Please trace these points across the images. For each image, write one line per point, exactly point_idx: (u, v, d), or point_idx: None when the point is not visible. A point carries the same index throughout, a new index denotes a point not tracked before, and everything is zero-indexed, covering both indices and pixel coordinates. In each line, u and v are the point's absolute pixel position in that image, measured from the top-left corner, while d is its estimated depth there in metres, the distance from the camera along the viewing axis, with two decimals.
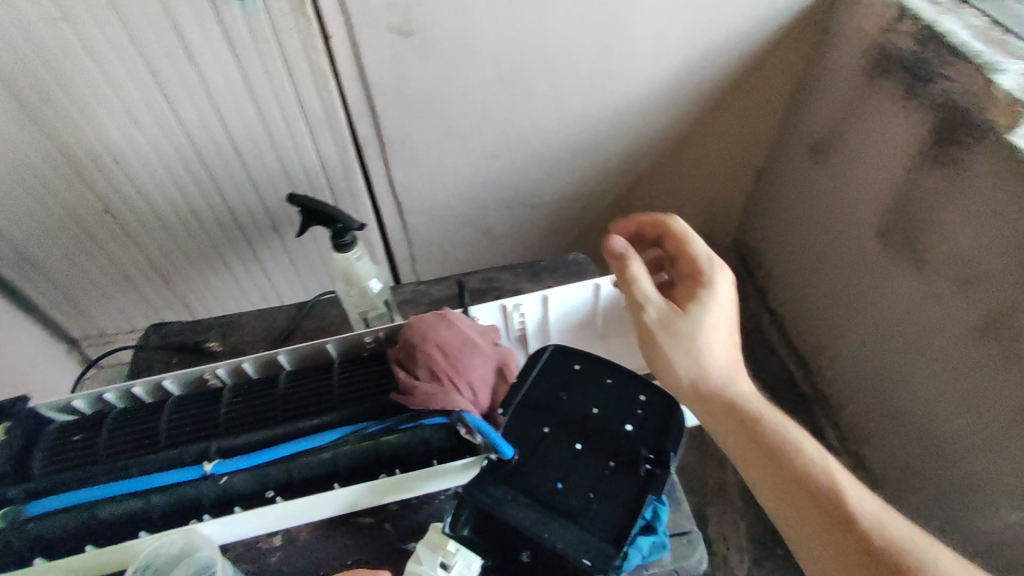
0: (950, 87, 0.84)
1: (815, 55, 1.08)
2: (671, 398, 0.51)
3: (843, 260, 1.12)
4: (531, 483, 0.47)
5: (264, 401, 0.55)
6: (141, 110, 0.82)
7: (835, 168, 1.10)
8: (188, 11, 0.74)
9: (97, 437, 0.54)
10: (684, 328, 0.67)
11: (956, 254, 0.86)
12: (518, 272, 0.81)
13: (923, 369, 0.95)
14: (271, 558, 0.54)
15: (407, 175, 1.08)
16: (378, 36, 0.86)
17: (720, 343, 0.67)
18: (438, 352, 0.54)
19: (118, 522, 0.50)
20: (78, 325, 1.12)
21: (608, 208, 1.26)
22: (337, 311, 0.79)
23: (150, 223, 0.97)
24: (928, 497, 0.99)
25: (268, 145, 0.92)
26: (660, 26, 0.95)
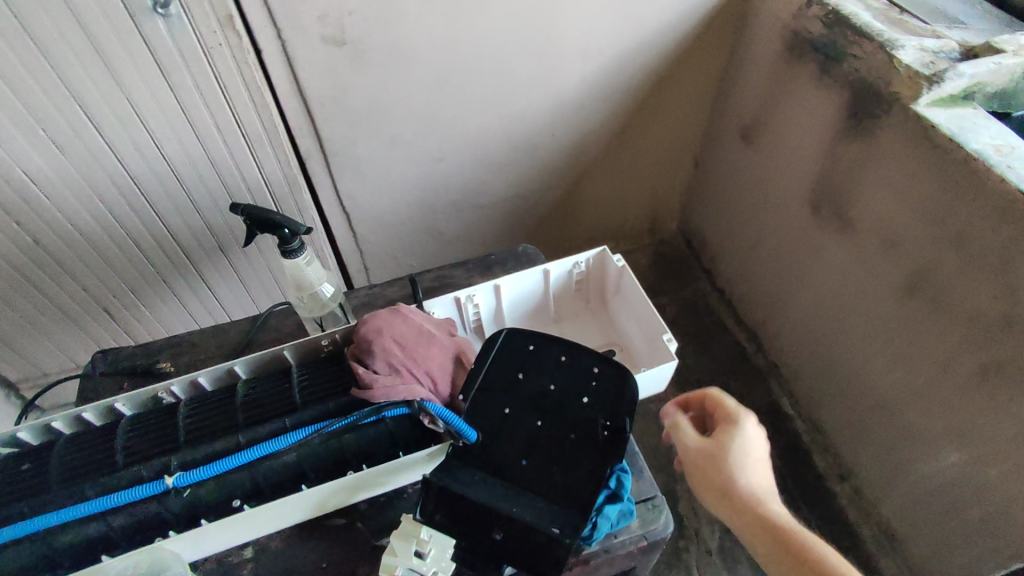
0: (858, 64, 0.91)
1: (736, 44, 1.14)
2: (621, 367, 0.54)
3: (779, 235, 1.18)
4: (498, 462, 0.50)
5: (224, 411, 0.55)
6: (68, 137, 0.79)
7: (763, 148, 1.16)
8: (111, 34, 0.72)
9: (48, 464, 0.52)
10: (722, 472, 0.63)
11: (877, 219, 0.93)
12: (470, 268, 0.82)
13: (859, 330, 1.02)
14: (243, 570, 0.54)
15: (353, 184, 1.08)
16: (312, 47, 0.86)
17: (757, 467, 0.64)
18: (396, 345, 0.56)
19: (80, 546, 0.49)
20: (16, 367, 1.06)
21: (555, 203, 1.30)
22: (292, 320, 0.79)
23: (87, 254, 0.93)
24: (875, 449, 1.05)
25: (208, 165, 0.90)
26: (588, 24, 0.98)
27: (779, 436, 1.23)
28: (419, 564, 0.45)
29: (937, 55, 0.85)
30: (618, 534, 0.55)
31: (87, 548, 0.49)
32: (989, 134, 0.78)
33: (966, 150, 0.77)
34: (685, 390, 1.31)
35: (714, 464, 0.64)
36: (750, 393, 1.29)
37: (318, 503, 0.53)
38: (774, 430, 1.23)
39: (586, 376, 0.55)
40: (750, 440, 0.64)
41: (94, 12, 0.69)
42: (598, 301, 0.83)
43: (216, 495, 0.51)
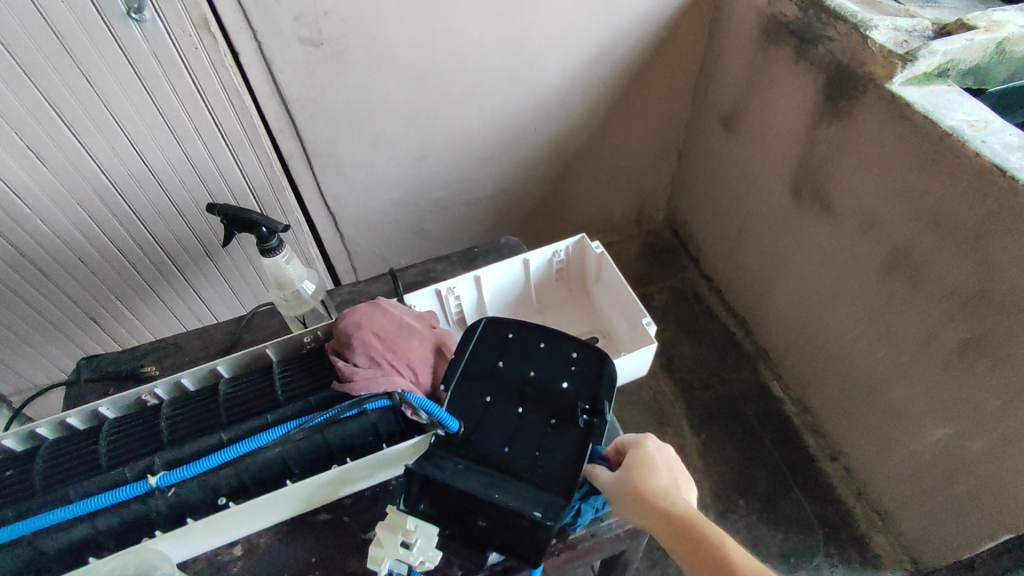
0: (833, 46, 0.91)
1: (714, 30, 1.14)
2: (600, 352, 0.55)
3: (763, 220, 1.19)
4: (481, 450, 0.51)
5: (206, 410, 0.55)
6: (45, 145, 0.78)
7: (745, 134, 1.17)
8: (84, 40, 0.71)
9: (31, 470, 0.52)
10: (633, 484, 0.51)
11: (858, 200, 0.94)
12: (453, 261, 0.82)
13: (844, 311, 1.03)
14: (233, 568, 0.55)
15: (336, 185, 1.08)
16: (289, 47, 0.86)
17: (667, 474, 0.53)
18: (375, 339, 0.57)
19: (67, 549, 0.49)
20: (5, 380, 1.06)
21: (541, 197, 1.30)
22: (276, 320, 0.79)
23: (71, 263, 0.93)
24: (864, 428, 1.06)
25: (188, 169, 0.90)
26: (566, 16, 0.98)
27: (770, 420, 1.23)
28: (406, 555, 0.46)
29: (911, 34, 0.86)
30: (605, 517, 0.57)
31: (74, 550, 0.50)
32: (963, 111, 0.79)
33: (942, 127, 0.77)
34: (676, 378, 1.31)
35: (632, 489, 0.51)
36: (740, 378, 1.30)
37: (304, 498, 0.54)
38: (765, 414, 1.24)
39: (565, 362, 0.56)
40: (658, 453, 0.54)
41: (66, 18, 0.69)
42: (580, 288, 0.84)
43: (201, 494, 0.51)
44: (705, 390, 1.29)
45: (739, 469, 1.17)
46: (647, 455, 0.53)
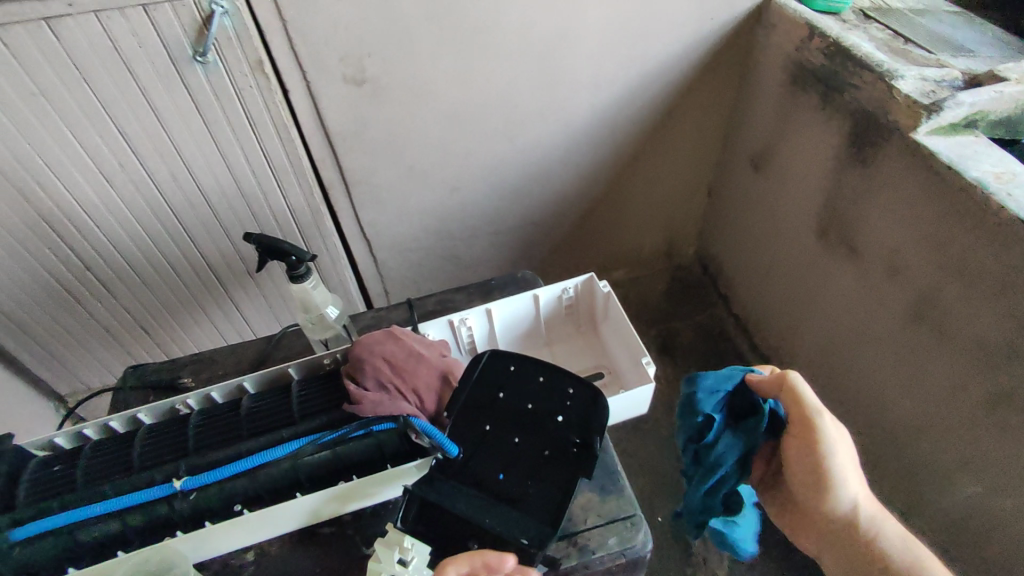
0: (859, 93, 0.92)
1: (744, 74, 1.16)
2: (595, 388, 0.58)
3: (791, 261, 1.18)
4: (477, 475, 0.54)
5: (230, 421, 0.60)
6: (114, 169, 0.87)
7: (773, 175, 1.18)
8: (152, 75, 0.79)
9: (74, 466, 0.57)
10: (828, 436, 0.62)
11: (883, 245, 0.93)
12: (472, 292, 0.87)
13: (870, 357, 1.01)
14: (245, 571, 0.59)
15: (372, 214, 1.14)
16: (334, 86, 0.93)
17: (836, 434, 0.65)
18: (386, 364, 0.61)
19: (99, 541, 0.54)
20: (64, 381, 1.15)
21: (569, 229, 1.33)
22: (303, 340, 0.84)
23: (128, 275, 1.02)
24: (890, 480, 1.03)
25: (238, 194, 0.97)
26: (596, 59, 1.03)
27: None
28: (401, 572, 0.48)
29: (939, 83, 0.86)
30: (597, 551, 0.61)
31: (104, 543, 0.55)
32: (991, 162, 0.78)
33: (967, 177, 0.76)
34: None
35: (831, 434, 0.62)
36: None
37: (312, 510, 0.58)
38: None
39: (562, 395, 0.59)
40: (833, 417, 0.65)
41: (140, 58, 0.77)
42: (590, 324, 0.86)
43: (219, 500, 0.56)
44: None
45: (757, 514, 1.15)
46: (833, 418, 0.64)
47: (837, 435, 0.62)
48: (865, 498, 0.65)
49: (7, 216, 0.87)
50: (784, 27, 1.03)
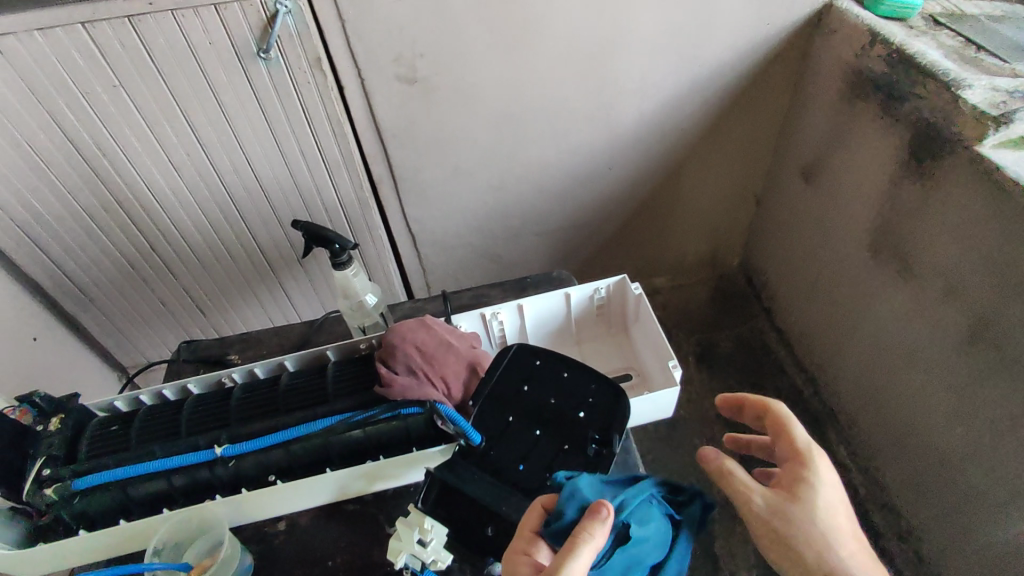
0: (921, 103, 0.88)
1: (800, 80, 1.12)
2: (618, 389, 0.60)
3: (839, 275, 1.14)
4: (498, 464, 0.57)
5: (270, 396, 0.64)
6: (181, 157, 0.93)
7: (825, 187, 1.14)
8: (219, 69, 0.84)
9: (130, 428, 0.62)
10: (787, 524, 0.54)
11: (938, 263, 0.89)
12: (507, 289, 0.89)
13: (920, 379, 0.97)
14: (275, 539, 0.64)
15: (418, 210, 1.18)
16: (387, 83, 0.96)
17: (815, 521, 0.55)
18: (416, 352, 0.64)
19: (147, 497, 0.59)
20: (126, 352, 1.23)
21: (611, 233, 1.33)
22: (343, 326, 0.88)
23: (188, 256, 1.08)
24: (936, 509, 0.98)
25: (292, 185, 1.02)
26: (646, 64, 1.02)
27: None
28: (420, 551, 0.54)
29: (1012, 94, 0.81)
30: None
31: (152, 499, 0.60)
32: None
33: None
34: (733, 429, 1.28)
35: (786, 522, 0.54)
36: None
37: (340, 485, 0.62)
38: None
39: (584, 392, 0.62)
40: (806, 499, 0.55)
41: (209, 53, 0.82)
42: (621, 325, 0.86)
43: (254, 469, 0.60)
44: None
45: None
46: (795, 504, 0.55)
47: (783, 521, 0.54)
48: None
49: (85, 194, 0.94)
50: (845, 33, 0.99)
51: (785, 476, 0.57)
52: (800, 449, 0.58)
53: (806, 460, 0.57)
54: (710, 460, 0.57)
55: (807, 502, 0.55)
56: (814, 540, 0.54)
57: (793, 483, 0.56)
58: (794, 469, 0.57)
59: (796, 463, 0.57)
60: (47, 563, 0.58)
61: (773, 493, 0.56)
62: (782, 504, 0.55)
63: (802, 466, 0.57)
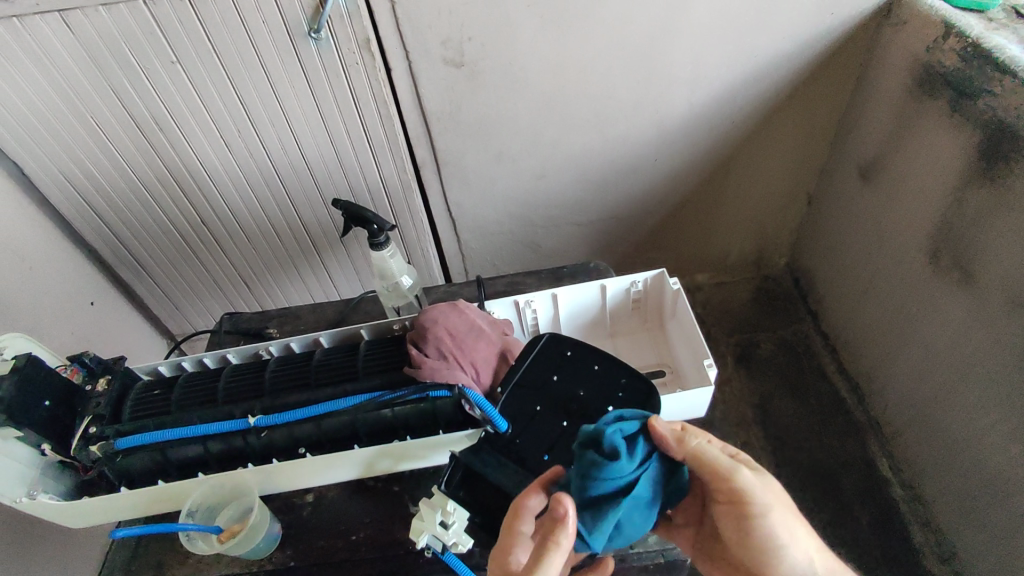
0: (996, 102, 0.82)
1: (863, 74, 1.07)
2: (648, 384, 0.59)
3: (894, 283, 1.09)
4: (522, 453, 0.57)
5: (303, 370, 0.65)
6: (234, 136, 0.96)
7: (884, 188, 1.08)
8: (271, 47, 0.85)
9: (171, 392, 0.65)
10: (755, 493, 0.55)
11: (1003, 273, 0.84)
12: (543, 278, 0.89)
13: (975, 395, 0.91)
14: (303, 511, 0.67)
15: (459, 195, 1.18)
16: (434, 66, 0.95)
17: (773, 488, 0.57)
18: (447, 335, 0.64)
19: (185, 460, 0.62)
20: (175, 320, 1.28)
21: (653, 228, 1.30)
22: (379, 307, 0.90)
23: (235, 231, 1.12)
24: (983, 532, 0.94)
25: (337, 165, 1.04)
26: (699, 53, 0.99)
27: (871, 499, 1.13)
28: (442, 533, 0.53)
29: None
30: (636, 548, 0.67)
31: (189, 463, 0.62)
32: None
33: None
34: (768, 434, 1.25)
35: (754, 489, 0.55)
36: (844, 448, 1.20)
37: (367, 462, 0.63)
38: (867, 493, 1.14)
39: (613, 385, 0.61)
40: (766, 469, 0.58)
41: (263, 33, 0.84)
42: (657, 321, 0.84)
43: (286, 440, 0.62)
44: (800, 451, 1.21)
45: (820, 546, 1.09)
46: (761, 474, 0.56)
47: (756, 492, 0.55)
48: (805, 541, 0.58)
49: (139, 164, 0.98)
50: (915, 26, 0.94)
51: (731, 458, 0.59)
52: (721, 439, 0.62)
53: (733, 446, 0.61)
54: (676, 439, 0.53)
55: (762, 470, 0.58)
56: (773, 509, 0.56)
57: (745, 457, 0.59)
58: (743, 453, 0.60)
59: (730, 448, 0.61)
60: (89, 515, 0.61)
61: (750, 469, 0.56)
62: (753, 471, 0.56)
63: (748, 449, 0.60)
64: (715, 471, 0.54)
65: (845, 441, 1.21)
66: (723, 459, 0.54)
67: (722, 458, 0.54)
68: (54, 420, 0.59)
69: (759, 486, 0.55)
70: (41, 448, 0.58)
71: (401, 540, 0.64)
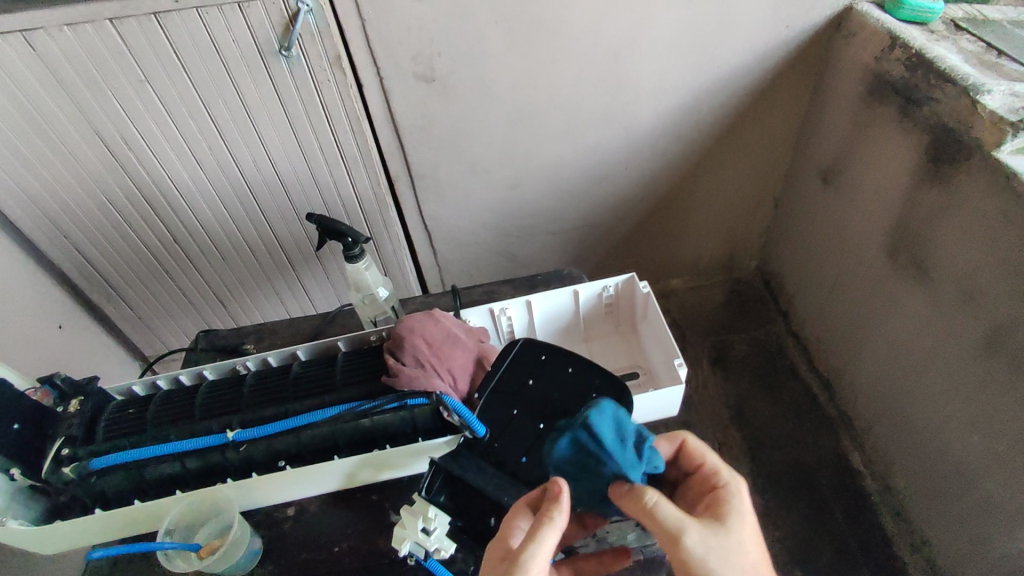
0: (940, 107, 0.87)
1: (820, 82, 1.11)
2: (621, 383, 0.61)
3: (858, 281, 1.12)
4: (502, 456, 0.59)
5: (280, 383, 0.65)
6: (204, 153, 0.96)
7: (843, 191, 1.13)
8: (242, 66, 0.86)
9: (146, 411, 0.64)
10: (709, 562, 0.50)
11: (956, 269, 0.88)
12: (518, 286, 0.90)
13: (936, 386, 0.95)
14: (284, 525, 0.66)
15: (433, 207, 1.19)
16: (405, 82, 0.97)
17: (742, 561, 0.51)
18: (423, 344, 0.65)
19: (161, 478, 0.61)
20: (146, 341, 1.26)
21: (625, 235, 1.32)
22: (356, 319, 0.90)
23: (208, 248, 1.11)
24: (950, 517, 0.97)
25: (310, 180, 1.04)
26: (661, 65, 1.02)
27: (845, 492, 1.16)
28: (423, 539, 0.53)
29: None
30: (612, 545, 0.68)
31: (165, 481, 0.62)
32: None
33: None
34: (744, 434, 1.27)
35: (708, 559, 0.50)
36: (817, 444, 1.23)
37: (348, 473, 0.63)
38: (840, 486, 1.17)
39: (588, 386, 0.63)
40: (737, 531, 0.52)
41: (233, 52, 0.84)
42: (629, 324, 0.86)
43: (264, 453, 0.62)
44: (775, 448, 1.24)
45: (798, 541, 1.12)
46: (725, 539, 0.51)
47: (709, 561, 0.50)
48: None
49: (107, 183, 0.97)
50: (864, 36, 0.98)
51: (710, 510, 0.55)
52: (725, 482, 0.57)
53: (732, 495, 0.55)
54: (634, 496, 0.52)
55: (734, 534, 0.52)
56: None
57: (719, 516, 0.53)
58: (715, 504, 0.55)
59: (719, 496, 0.56)
60: (59, 540, 0.59)
61: (707, 529, 0.52)
62: (713, 538, 0.51)
63: (725, 499, 0.55)
64: (664, 534, 0.51)
65: (818, 437, 1.24)
66: (673, 519, 0.51)
67: (671, 518, 0.51)
68: (24, 443, 0.57)
69: (718, 554, 0.50)
70: (10, 473, 0.56)
71: (384, 549, 0.64)
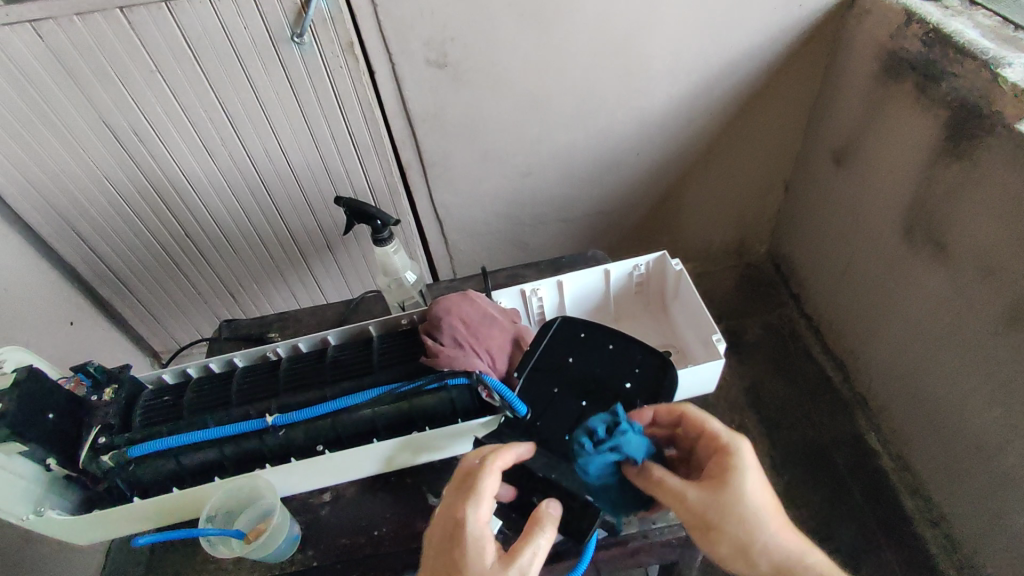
0: (958, 82, 0.87)
1: (832, 62, 1.11)
2: (664, 359, 0.62)
3: (873, 261, 1.13)
4: (545, 434, 0.59)
5: (316, 368, 0.65)
6: (217, 143, 0.95)
7: (857, 172, 1.13)
8: (253, 53, 0.85)
9: (181, 398, 0.64)
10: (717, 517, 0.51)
11: (975, 245, 0.88)
12: (542, 268, 0.90)
13: (954, 363, 0.95)
14: (321, 511, 0.66)
15: (446, 195, 1.18)
16: (418, 66, 0.95)
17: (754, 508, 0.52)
18: (461, 324, 0.65)
19: (198, 465, 0.61)
20: (158, 336, 1.25)
21: (638, 221, 1.32)
22: (380, 306, 0.89)
23: (220, 241, 1.10)
24: (970, 494, 0.98)
25: (323, 172, 1.03)
26: (675, 48, 1.02)
27: (862, 472, 1.17)
28: None
29: None
30: (657, 522, 0.66)
31: (203, 468, 0.62)
32: None
33: None
34: (760, 416, 1.28)
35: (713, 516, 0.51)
36: (833, 425, 1.24)
37: (387, 456, 0.63)
38: (857, 466, 1.18)
39: (629, 363, 0.63)
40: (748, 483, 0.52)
41: (244, 40, 0.83)
42: (658, 304, 0.86)
43: (303, 438, 0.62)
44: (792, 430, 1.25)
45: (817, 520, 1.12)
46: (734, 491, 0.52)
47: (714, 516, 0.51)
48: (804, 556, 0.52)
49: (118, 176, 0.96)
50: (879, 13, 0.98)
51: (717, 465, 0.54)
52: (723, 441, 0.54)
53: (735, 452, 0.53)
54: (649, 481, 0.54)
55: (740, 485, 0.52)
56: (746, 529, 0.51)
57: (723, 470, 0.53)
58: (722, 459, 0.54)
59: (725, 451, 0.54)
60: (96, 529, 0.60)
61: (712, 487, 0.52)
62: (718, 494, 0.52)
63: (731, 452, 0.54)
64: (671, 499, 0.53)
65: (833, 418, 1.25)
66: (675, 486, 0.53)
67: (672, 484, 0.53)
68: (59, 432, 0.57)
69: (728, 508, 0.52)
70: (46, 463, 0.56)
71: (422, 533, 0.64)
